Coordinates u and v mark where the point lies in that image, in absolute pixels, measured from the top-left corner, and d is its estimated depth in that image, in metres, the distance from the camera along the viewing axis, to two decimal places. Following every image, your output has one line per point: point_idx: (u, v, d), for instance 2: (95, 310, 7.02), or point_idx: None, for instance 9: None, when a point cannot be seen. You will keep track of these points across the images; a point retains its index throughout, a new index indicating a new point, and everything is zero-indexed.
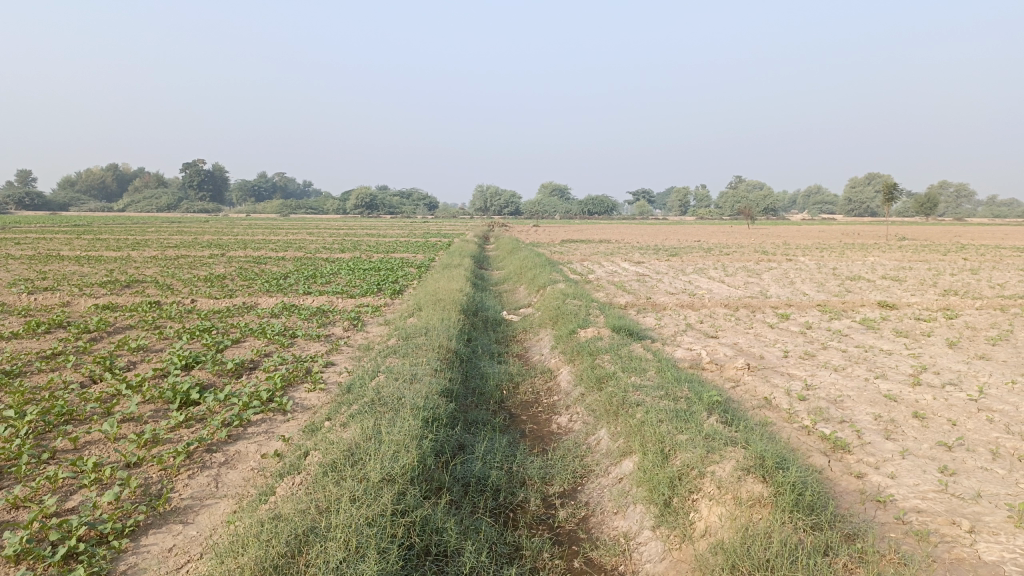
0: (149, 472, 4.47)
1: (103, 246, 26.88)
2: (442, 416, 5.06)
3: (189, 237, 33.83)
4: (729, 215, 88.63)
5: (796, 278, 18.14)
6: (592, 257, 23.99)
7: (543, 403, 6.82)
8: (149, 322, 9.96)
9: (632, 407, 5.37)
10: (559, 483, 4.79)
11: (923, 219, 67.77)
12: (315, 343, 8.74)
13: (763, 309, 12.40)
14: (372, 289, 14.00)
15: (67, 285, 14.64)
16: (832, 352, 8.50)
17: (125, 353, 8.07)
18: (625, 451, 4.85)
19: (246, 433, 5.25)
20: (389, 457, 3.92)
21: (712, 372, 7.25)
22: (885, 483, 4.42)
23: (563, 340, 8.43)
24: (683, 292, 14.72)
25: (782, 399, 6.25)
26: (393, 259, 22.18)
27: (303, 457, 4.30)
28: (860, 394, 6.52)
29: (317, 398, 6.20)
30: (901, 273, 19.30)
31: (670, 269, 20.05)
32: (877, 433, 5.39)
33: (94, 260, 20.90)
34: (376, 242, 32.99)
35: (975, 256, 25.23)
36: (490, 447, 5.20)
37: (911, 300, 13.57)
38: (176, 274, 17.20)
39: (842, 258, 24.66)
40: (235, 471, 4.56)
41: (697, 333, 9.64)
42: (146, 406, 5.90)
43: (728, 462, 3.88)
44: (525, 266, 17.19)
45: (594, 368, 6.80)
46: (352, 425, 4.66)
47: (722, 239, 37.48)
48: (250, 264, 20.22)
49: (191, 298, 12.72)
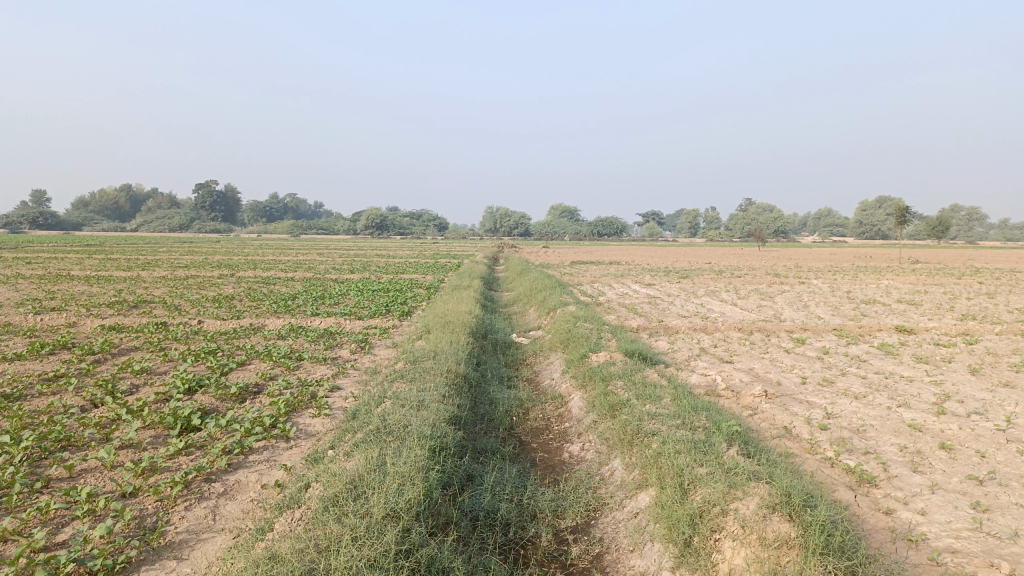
0: (144, 504, 4.30)
1: (113, 266, 26.91)
2: (449, 445, 4.87)
3: (200, 257, 33.86)
4: (739, 237, 88.28)
5: (810, 301, 17.90)
6: (602, 279, 23.82)
7: (554, 431, 6.60)
8: (154, 344, 9.82)
9: (647, 437, 5.16)
10: (572, 516, 4.58)
11: (936, 242, 67.33)
12: (321, 366, 8.57)
13: (778, 333, 12.16)
14: (381, 310, 13.85)
15: (74, 305, 14.56)
16: (851, 379, 8.26)
17: (128, 375, 7.92)
18: (640, 483, 4.63)
19: (246, 462, 5.07)
20: (394, 491, 3.73)
21: (729, 399, 7.03)
22: (915, 520, 4.19)
23: (575, 364, 8.24)
24: (695, 314, 14.51)
25: (803, 429, 6.03)
26: (402, 280, 22.05)
27: (304, 488, 4.11)
28: (882, 423, 6.28)
29: (322, 424, 6.01)
30: (917, 297, 18.98)
31: (682, 291, 19.85)
32: (904, 466, 5.16)
33: (104, 280, 20.87)
34: (386, 262, 32.92)
35: (990, 280, 24.88)
36: (499, 477, 5.00)
37: (929, 324, 13.31)
38: (185, 295, 17.12)
39: (856, 281, 24.40)
40: (234, 503, 4.37)
41: (712, 357, 9.42)
42: (145, 432, 5.73)
43: (752, 499, 3.68)
44: (535, 287, 17.02)
45: (607, 395, 6.59)
46: (355, 455, 4.47)
47: (733, 261, 37.31)
48: (259, 285, 20.12)
49: (198, 319, 12.59)
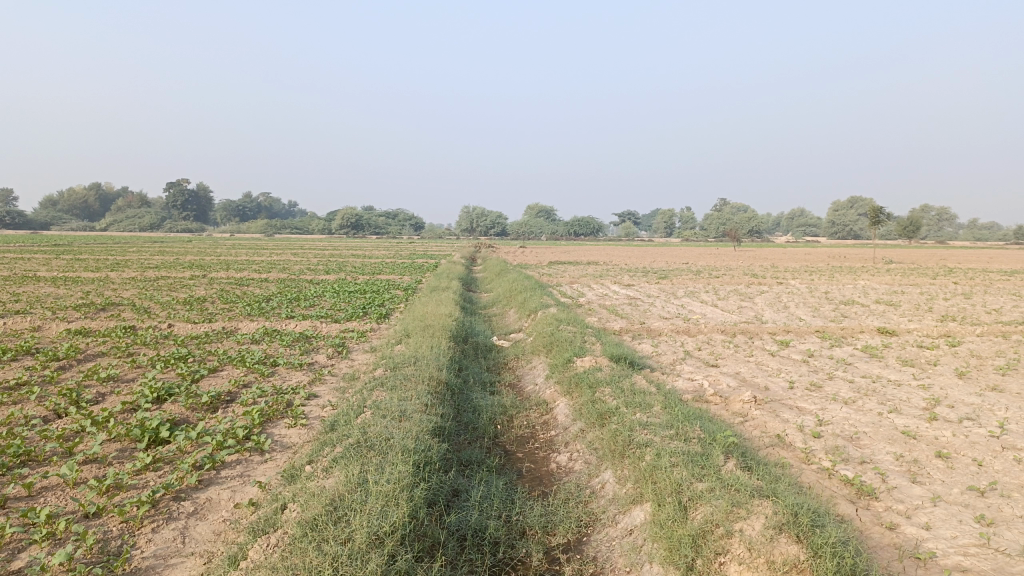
0: (108, 526, 4.00)
1: (81, 267, 26.28)
2: (434, 459, 4.64)
3: (171, 257, 33.16)
4: (714, 237, 88.66)
5: (790, 302, 17.85)
6: (581, 280, 23.66)
7: (539, 440, 6.38)
8: (122, 350, 9.45)
9: (640, 448, 4.97)
10: (563, 533, 4.36)
11: (908, 242, 68.18)
12: (296, 372, 8.28)
13: (761, 335, 12.04)
14: (358, 313, 13.53)
15: (40, 308, 14.09)
16: (839, 384, 8.13)
17: (94, 383, 7.58)
18: (634, 498, 4.43)
19: (218, 478, 4.79)
20: (377, 512, 3.49)
21: (718, 406, 6.87)
22: (920, 535, 4.03)
23: (559, 370, 8.02)
24: (677, 316, 14.38)
25: (796, 437, 5.87)
26: (379, 281, 21.72)
27: (280, 510, 3.86)
28: (876, 431, 6.14)
29: (299, 436, 5.74)
30: (895, 298, 19.01)
31: (662, 292, 19.74)
32: (903, 477, 5.01)
33: (70, 281, 20.31)
34: (362, 262, 32.57)
35: (964, 280, 25.02)
36: (486, 492, 4.77)
37: (910, 325, 13.28)
38: (155, 296, 16.68)
39: (833, 281, 24.49)
40: (205, 524, 4.10)
41: (697, 361, 9.27)
42: (110, 446, 5.42)
43: (757, 519, 3.50)
44: (515, 288, 16.81)
45: (595, 403, 6.39)
46: (335, 471, 4.23)
47: (710, 261, 37.41)
48: (232, 287, 19.68)
49: (169, 323, 12.20)
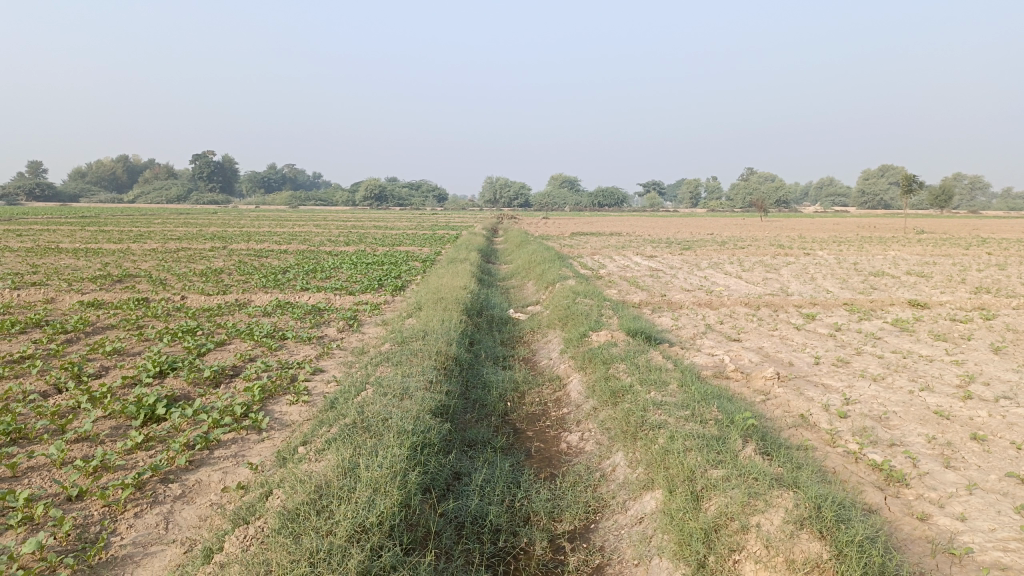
0: (89, 510, 3.81)
1: (104, 238, 26.32)
2: (434, 440, 4.40)
3: (195, 229, 33.25)
4: (741, 207, 87.33)
5: (817, 273, 17.32)
6: (602, 251, 23.23)
7: (551, 418, 6.12)
8: (131, 322, 9.31)
9: (653, 430, 4.69)
10: (570, 519, 4.11)
11: (941, 212, 66.65)
12: (304, 346, 8.08)
13: (786, 308, 11.63)
14: (373, 285, 13.30)
15: (57, 280, 14.01)
16: (868, 359, 7.76)
17: (98, 357, 7.42)
18: (645, 484, 4.15)
19: (210, 459, 4.60)
20: (365, 500, 3.26)
21: (739, 383, 6.57)
22: (955, 528, 3.72)
23: (573, 344, 7.75)
24: (699, 288, 14.01)
25: (821, 417, 5.55)
26: (398, 253, 21.50)
27: (265, 496, 3.63)
28: (906, 410, 5.80)
29: (299, 413, 5.53)
30: (927, 269, 18.40)
31: (685, 264, 19.28)
32: (936, 462, 4.68)
33: (91, 253, 20.32)
34: (382, 234, 32.34)
35: (999, 251, 24.16)
36: (490, 475, 4.52)
37: (942, 298, 12.78)
38: (172, 268, 16.59)
39: (862, 252, 23.81)
40: (191, 509, 3.90)
41: (718, 336, 8.91)
42: (104, 423, 5.24)
43: (776, 513, 3.21)
44: (533, 260, 16.48)
45: (609, 380, 6.10)
46: (328, 454, 4.00)
47: (735, 232, 36.71)
48: (251, 258, 19.54)
49: (181, 295, 12.04)
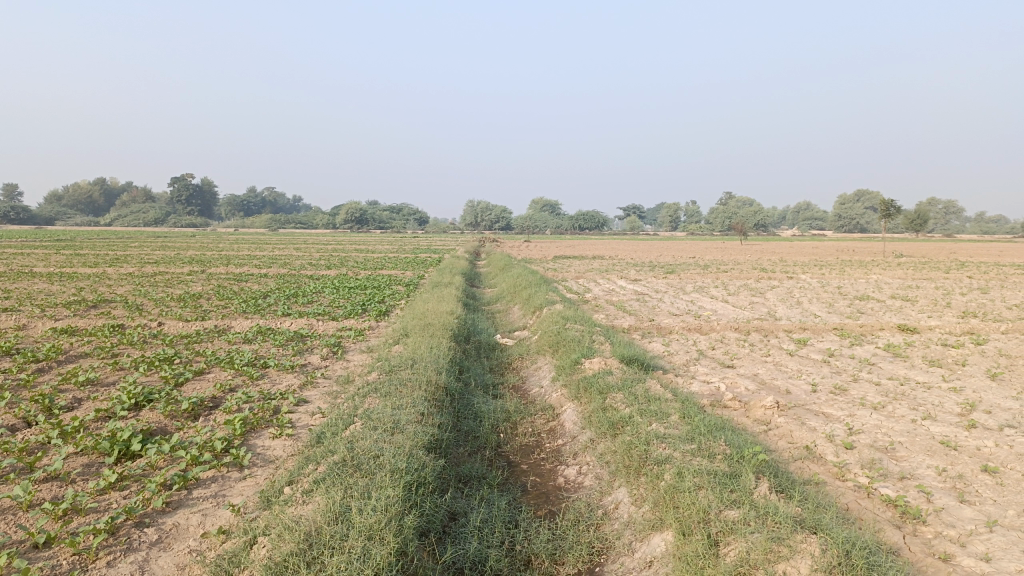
0: (58, 559, 3.53)
1: (79, 262, 25.82)
2: (429, 479, 4.16)
3: (172, 253, 32.76)
4: (720, 231, 87.94)
5: (803, 297, 17.26)
6: (587, 275, 23.06)
7: (546, 450, 5.88)
8: (106, 350, 8.97)
9: (658, 465, 4.48)
10: (573, 562, 3.87)
11: (917, 235, 67.40)
12: (287, 375, 7.80)
13: (776, 333, 11.50)
14: (356, 310, 13.02)
15: (29, 306, 13.59)
16: (865, 386, 7.61)
17: (71, 388, 7.09)
18: (653, 525, 3.93)
19: (189, 499, 4.31)
20: (360, 549, 3.03)
21: (738, 412, 6.38)
22: (981, 569, 3.52)
23: (566, 372, 7.53)
24: (686, 312, 13.87)
25: (826, 448, 5.38)
26: (381, 277, 21.21)
27: (249, 544, 3.36)
28: (912, 441, 5.63)
29: (283, 448, 5.26)
30: (910, 293, 18.43)
31: (670, 288, 19.16)
32: (950, 496, 4.50)
33: (65, 277, 19.85)
34: (364, 257, 32.00)
35: (980, 274, 24.28)
36: (487, 514, 4.28)
37: (931, 322, 12.71)
38: (149, 293, 16.19)
39: (845, 276, 23.89)
40: (169, 556, 3.63)
41: (711, 362, 8.75)
42: (75, 461, 4.94)
43: (802, 560, 3.03)
44: (519, 284, 16.29)
45: (606, 411, 5.88)
46: (316, 496, 3.75)
47: (716, 256, 36.79)
48: (230, 283, 19.18)
49: (158, 321, 11.69)
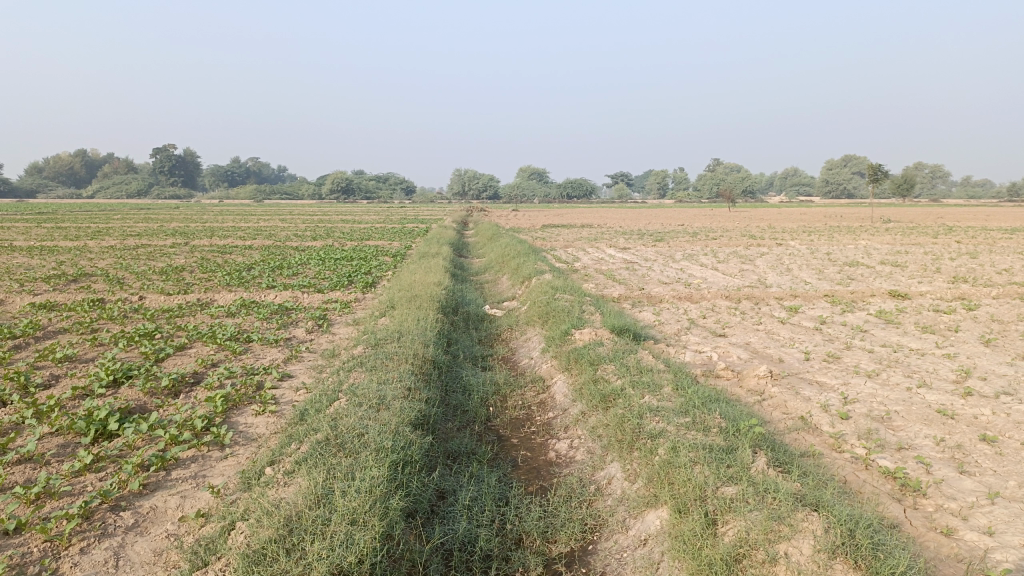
0: (28, 546, 3.37)
1: (60, 236, 25.31)
2: (415, 457, 4.02)
3: (155, 225, 32.25)
4: (707, 198, 87.64)
5: (792, 264, 17.15)
6: (576, 244, 22.85)
7: (536, 423, 5.76)
8: (85, 326, 8.75)
9: (651, 439, 4.36)
10: (566, 540, 3.75)
11: (903, 200, 67.52)
12: (271, 349, 7.62)
13: (767, 301, 11.40)
14: (342, 282, 12.80)
15: (8, 280, 13.29)
16: (859, 354, 7.51)
17: (48, 365, 6.90)
18: (648, 501, 3.81)
19: (167, 481, 4.16)
20: (342, 535, 2.89)
21: (731, 383, 6.27)
22: (985, 544, 3.43)
23: (556, 343, 7.40)
24: (676, 281, 13.73)
25: (822, 419, 5.27)
26: (367, 248, 20.94)
27: (227, 530, 3.21)
28: (908, 410, 5.54)
29: (267, 425, 5.11)
30: (900, 258, 18.34)
31: (659, 256, 18.98)
32: (949, 467, 4.40)
33: (45, 251, 19.48)
34: (350, 228, 31.60)
35: (968, 240, 24.22)
36: (476, 492, 4.15)
37: (922, 288, 12.62)
38: (130, 266, 15.88)
39: (834, 242, 23.80)
40: (145, 542, 3.48)
41: (703, 331, 8.63)
42: (50, 441, 4.77)
43: (805, 540, 2.93)
44: (507, 254, 16.08)
45: (598, 383, 5.75)
46: (298, 478, 3.60)
47: (705, 222, 36.56)
48: (214, 255, 18.87)
49: (140, 295, 11.44)
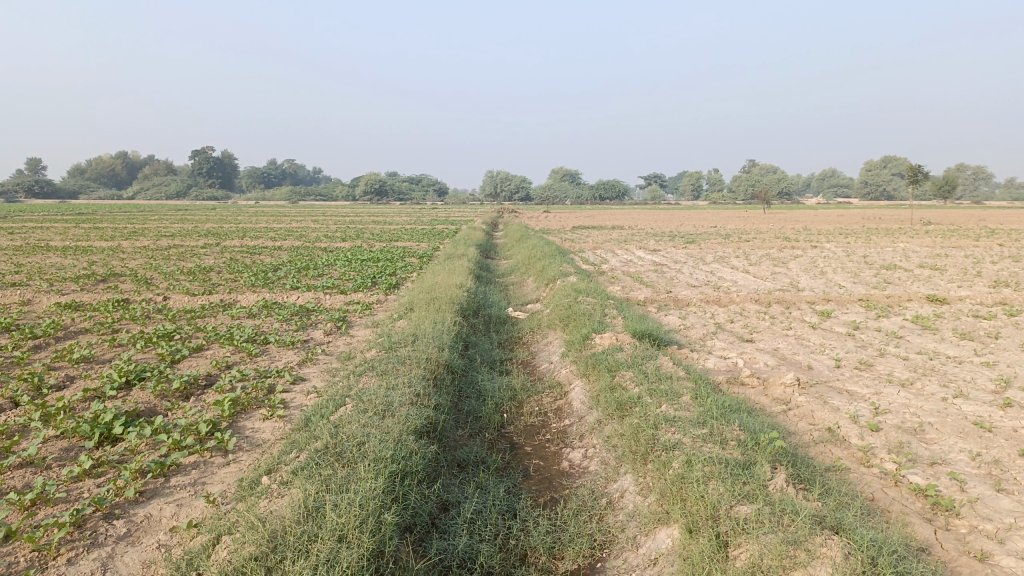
0: (15, 556, 3.28)
1: (96, 236, 25.71)
2: (416, 468, 3.86)
3: (190, 226, 32.65)
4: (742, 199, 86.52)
5: (827, 267, 16.71)
6: (605, 245, 22.62)
7: (551, 431, 5.57)
8: (106, 326, 8.76)
9: (666, 451, 4.16)
10: (572, 557, 3.57)
11: (944, 203, 66.00)
12: (286, 351, 7.54)
13: (798, 304, 11.07)
14: (366, 284, 12.72)
15: (39, 280, 13.43)
16: (892, 362, 7.20)
17: (64, 366, 6.89)
18: (659, 517, 3.61)
19: (165, 488, 4.06)
20: (327, 553, 2.75)
21: (755, 391, 6.02)
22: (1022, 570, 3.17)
23: (575, 347, 7.20)
24: (706, 284, 13.43)
25: (851, 430, 5.02)
26: (395, 249, 20.88)
27: (213, 544, 3.09)
28: (943, 422, 5.25)
29: (273, 431, 5.01)
30: (940, 262, 17.77)
31: (689, 258, 18.64)
32: (985, 484, 4.13)
33: (79, 251, 19.74)
34: (381, 229, 31.67)
35: (1013, 242, 23.44)
36: (481, 504, 3.98)
37: (962, 292, 12.16)
38: (160, 266, 16.00)
39: (871, 244, 23.24)
40: (135, 553, 3.37)
41: (729, 336, 8.37)
42: (54, 445, 4.70)
43: (822, 567, 2.71)
44: (534, 256, 15.89)
45: (615, 391, 5.55)
46: (292, 489, 3.46)
47: (739, 224, 35.98)
48: (243, 255, 18.98)
49: (164, 296, 11.45)
